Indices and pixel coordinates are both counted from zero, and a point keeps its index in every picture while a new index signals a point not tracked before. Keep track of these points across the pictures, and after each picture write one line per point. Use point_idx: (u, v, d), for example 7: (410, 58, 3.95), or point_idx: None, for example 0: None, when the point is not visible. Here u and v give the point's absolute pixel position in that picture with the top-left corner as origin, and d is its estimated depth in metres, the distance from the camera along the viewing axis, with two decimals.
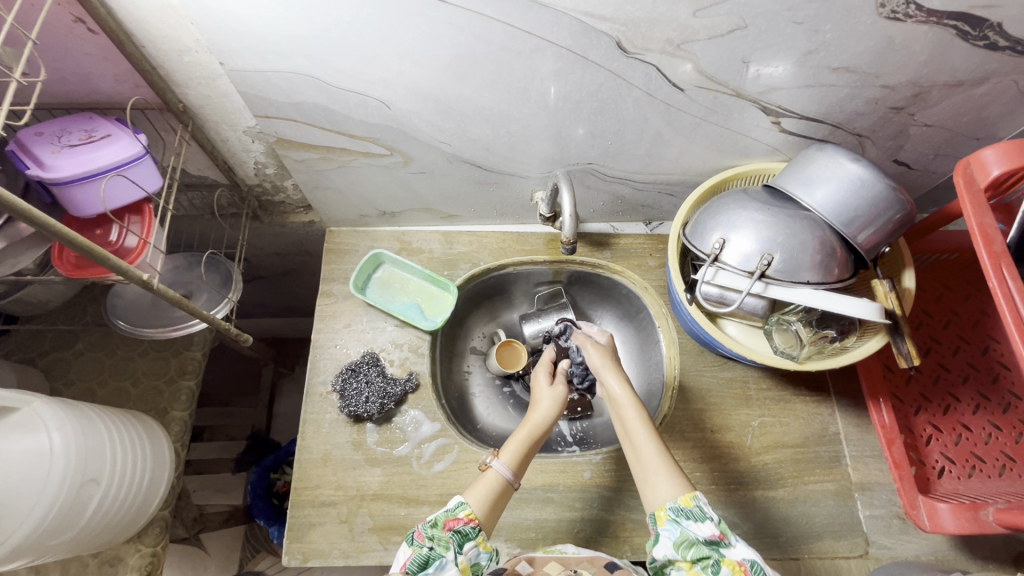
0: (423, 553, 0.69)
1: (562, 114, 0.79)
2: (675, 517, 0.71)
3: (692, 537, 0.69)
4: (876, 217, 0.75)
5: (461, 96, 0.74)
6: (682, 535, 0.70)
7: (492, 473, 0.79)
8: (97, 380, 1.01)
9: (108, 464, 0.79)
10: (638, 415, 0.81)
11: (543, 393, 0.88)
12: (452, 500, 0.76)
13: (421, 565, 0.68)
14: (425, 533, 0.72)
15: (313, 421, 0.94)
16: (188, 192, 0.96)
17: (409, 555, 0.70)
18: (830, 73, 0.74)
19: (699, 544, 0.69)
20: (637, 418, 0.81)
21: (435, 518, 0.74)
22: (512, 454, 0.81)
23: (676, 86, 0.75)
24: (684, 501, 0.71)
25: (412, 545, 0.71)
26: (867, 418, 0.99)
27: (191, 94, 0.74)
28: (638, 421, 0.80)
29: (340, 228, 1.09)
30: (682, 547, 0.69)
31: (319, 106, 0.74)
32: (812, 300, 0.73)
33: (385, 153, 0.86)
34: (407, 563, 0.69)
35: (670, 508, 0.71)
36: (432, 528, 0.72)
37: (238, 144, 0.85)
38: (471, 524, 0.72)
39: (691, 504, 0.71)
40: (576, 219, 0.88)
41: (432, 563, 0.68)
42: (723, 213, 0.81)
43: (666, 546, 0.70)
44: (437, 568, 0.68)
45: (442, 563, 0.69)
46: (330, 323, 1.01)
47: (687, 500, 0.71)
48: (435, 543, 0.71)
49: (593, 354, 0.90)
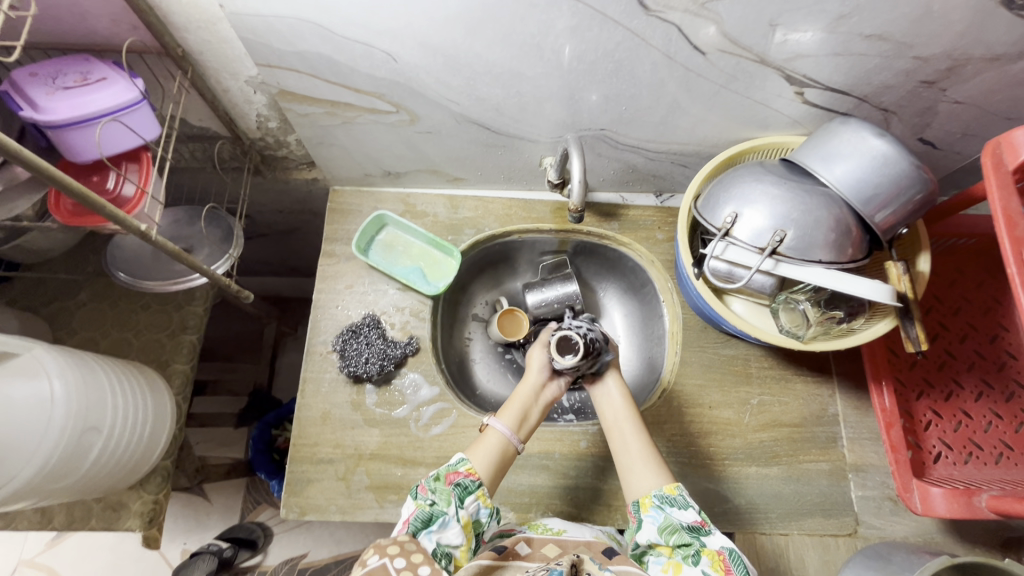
0: (427, 511, 0.69)
1: (576, 74, 0.76)
2: (658, 504, 0.73)
3: (676, 522, 0.70)
4: (896, 196, 0.72)
5: (472, 52, 0.71)
6: (665, 520, 0.71)
7: (492, 435, 0.80)
8: (100, 331, 1.01)
9: (110, 413, 0.80)
10: (625, 405, 0.84)
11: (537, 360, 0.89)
12: (453, 456, 0.77)
13: (425, 523, 0.69)
14: (428, 487, 0.73)
15: (313, 379, 0.94)
16: (190, 144, 0.92)
17: (413, 512, 0.70)
18: (861, 41, 0.70)
19: (682, 530, 0.70)
20: (623, 406, 0.84)
21: (437, 472, 0.74)
22: (512, 415, 0.82)
23: (697, 49, 0.71)
24: (668, 489, 0.74)
25: (416, 500, 0.71)
26: (867, 401, 0.98)
27: (190, 38, 0.70)
28: (623, 410, 0.84)
29: (344, 188, 1.07)
30: (665, 531, 0.70)
31: (323, 56, 0.71)
32: (823, 279, 0.71)
33: (391, 110, 0.83)
34: (411, 518, 0.69)
35: (654, 495, 0.74)
36: (436, 482, 0.73)
37: (240, 95, 0.82)
38: (471, 478, 0.73)
39: (674, 492, 0.73)
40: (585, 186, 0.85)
41: (435, 521, 0.69)
42: (738, 186, 0.78)
43: (649, 531, 0.71)
44: (441, 526, 0.69)
45: (445, 521, 0.69)
46: (332, 284, 1.00)
47: (671, 489, 0.74)
48: (438, 497, 0.71)
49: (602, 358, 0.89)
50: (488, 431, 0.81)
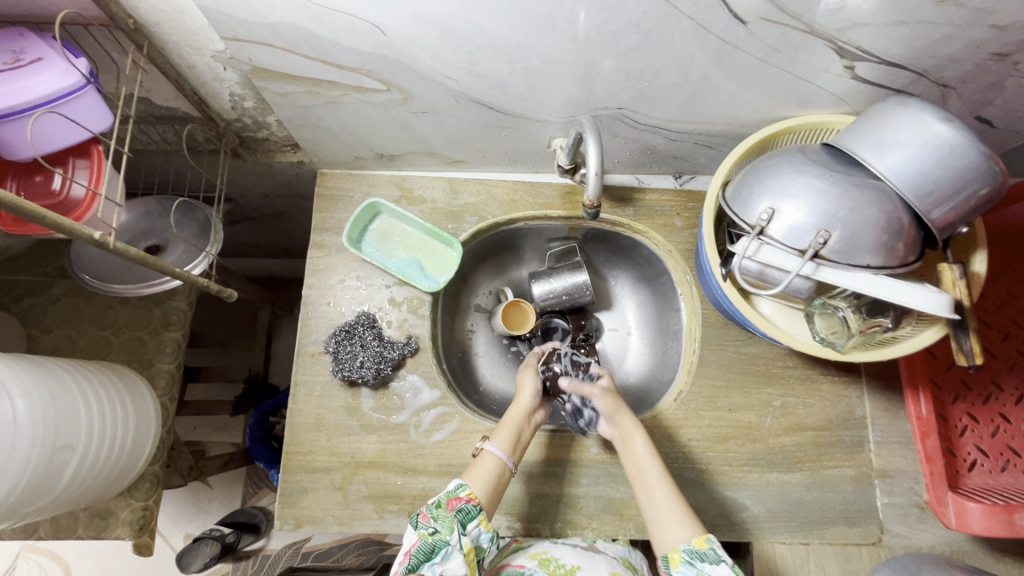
0: (429, 542, 0.69)
1: (593, 47, 0.65)
2: (688, 559, 0.70)
3: None
4: (958, 191, 0.63)
5: (472, 22, 0.60)
6: None
7: (485, 458, 0.77)
8: (76, 329, 0.95)
9: (83, 428, 0.74)
10: (647, 448, 0.80)
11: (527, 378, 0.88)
12: (449, 484, 0.75)
13: (427, 555, 0.68)
14: (429, 514, 0.72)
15: (305, 383, 0.88)
16: (157, 126, 0.83)
17: (415, 543, 0.70)
18: (932, 7, 0.59)
19: None
20: (645, 451, 0.80)
21: (436, 499, 0.73)
22: (506, 437, 0.80)
23: (737, 18, 0.60)
24: (696, 543, 0.71)
25: (417, 529, 0.71)
26: (898, 402, 0.92)
27: (142, 7, 0.59)
28: (647, 456, 0.80)
29: (333, 171, 0.97)
30: None
31: (298, 28, 0.61)
32: (871, 287, 0.63)
33: (381, 89, 0.73)
34: (413, 550, 0.69)
35: (684, 549, 0.71)
36: (437, 509, 0.72)
37: (207, 72, 0.71)
38: (472, 502, 0.72)
39: (703, 547, 0.70)
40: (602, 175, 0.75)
41: (438, 552, 0.68)
42: (776, 176, 0.69)
43: None
44: (444, 556, 0.69)
45: (447, 552, 0.69)
46: (323, 278, 0.92)
47: (700, 541, 0.70)
48: (439, 525, 0.70)
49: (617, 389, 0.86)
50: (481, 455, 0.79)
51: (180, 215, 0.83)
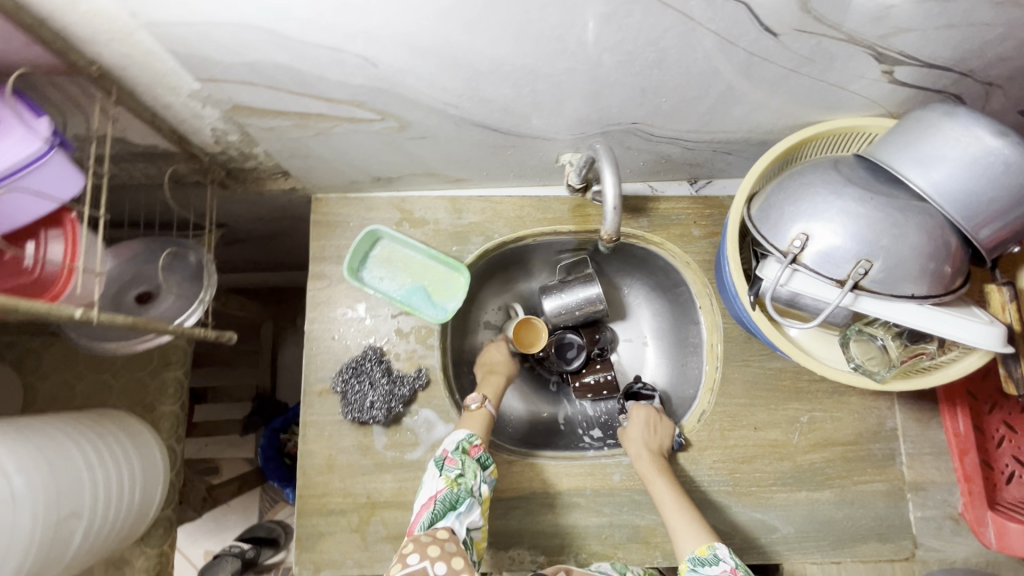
0: (456, 491, 0.74)
1: (607, 67, 0.59)
2: (692, 567, 0.70)
3: None
4: (1013, 210, 0.58)
5: (472, 50, 0.54)
6: None
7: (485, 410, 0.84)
8: (73, 373, 0.91)
9: (88, 491, 0.71)
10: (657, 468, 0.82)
11: (500, 356, 0.99)
12: (458, 435, 0.79)
13: (452, 505, 0.72)
14: (455, 459, 0.77)
15: (315, 423, 0.85)
16: (137, 163, 0.77)
17: (443, 489, 0.74)
18: (988, 9, 0.53)
19: None
20: (650, 465, 0.82)
21: (460, 445, 0.78)
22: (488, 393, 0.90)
23: (768, 30, 0.54)
24: (701, 551, 0.71)
25: (445, 475, 0.75)
26: (930, 412, 0.88)
27: (105, 52, 0.53)
28: (656, 472, 0.82)
29: (328, 195, 0.92)
30: None
31: (280, 66, 0.55)
32: (913, 320, 0.59)
33: (375, 118, 0.67)
34: (440, 496, 0.73)
35: (689, 559, 0.71)
36: (462, 454, 0.77)
37: (185, 111, 0.65)
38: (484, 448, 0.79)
39: (706, 553, 0.70)
40: (619, 211, 0.72)
41: (462, 503, 0.73)
42: (809, 198, 0.63)
43: None
44: (467, 508, 0.73)
45: (470, 503, 0.74)
46: (325, 311, 0.88)
47: (701, 549, 0.71)
48: (465, 469, 0.76)
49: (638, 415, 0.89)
50: (483, 408, 0.84)
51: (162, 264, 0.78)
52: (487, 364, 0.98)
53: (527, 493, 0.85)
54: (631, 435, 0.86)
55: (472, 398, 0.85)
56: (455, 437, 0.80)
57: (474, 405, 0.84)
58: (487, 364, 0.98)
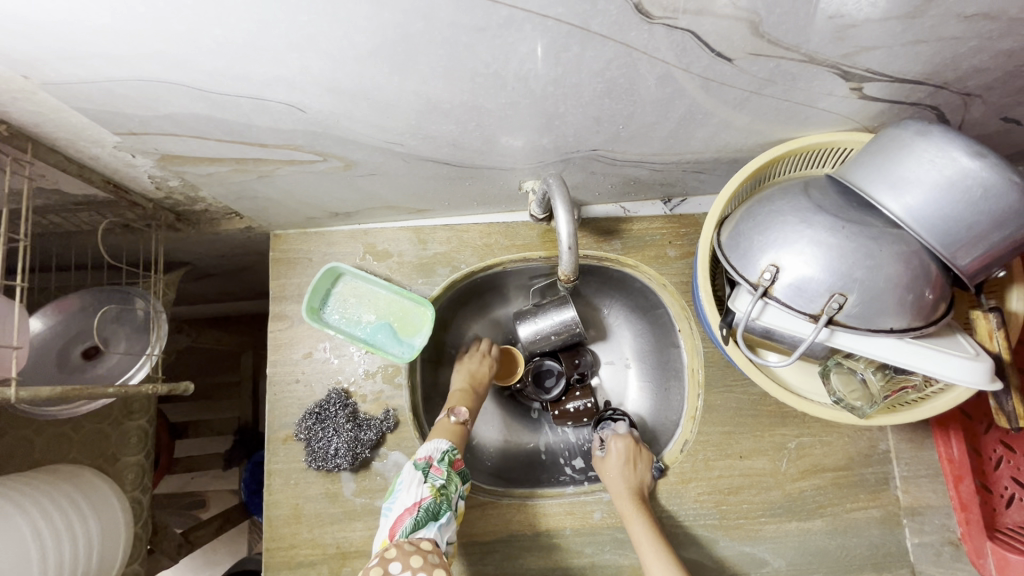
0: (439, 502, 0.71)
1: (554, 99, 0.55)
2: None
3: None
4: (995, 233, 0.54)
5: (405, 91, 0.51)
6: None
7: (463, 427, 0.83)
8: (31, 428, 0.87)
9: (37, 563, 0.67)
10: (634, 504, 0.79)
11: (485, 368, 0.93)
12: (442, 444, 0.77)
13: (433, 515, 0.70)
14: (440, 469, 0.74)
15: (280, 472, 0.82)
16: (77, 213, 0.73)
17: (427, 497, 0.70)
18: (957, 23, 0.49)
19: None
20: (627, 499, 0.79)
21: (447, 456, 0.75)
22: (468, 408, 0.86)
23: (721, 55, 0.50)
24: None
25: (429, 483, 0.72)
26: (924, 433, 0.84)
27: (12, 112, 0.50)
28: (632, 507, 0.78)
29: (287, 232, 0.88)
30: None
31: (201, 117, 0.51)
32: (892, 355, 0.56)
33: (317, 159, 0.63)
34: (423, 504, 0.70)
35: None
36: (447, 465, 0.75)
37: (115, 161, 0.61)
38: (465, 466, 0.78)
39: None
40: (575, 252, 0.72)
41: (443, 516, 0.71)
42: (778, 227, 0.59)
43: None
44: (445, 520, 0.71)
45: (449, 516, 0.72)
46: (287, 353, 0.85)
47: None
48: (448, 482, 0.73)
49: (616, 445, 0.85)
50: (462, 425, 0.83)
51: (107, 318, 0.74)
52: (469, 369, 0.93)
53: (504, 536, 0.81)
54: (608, 469, 0.82)
55: (457, 411, 0.84)
56: (437, 445, 0.77)
57: (455, 420, 0.83)
58: (469, 370, 0.93)
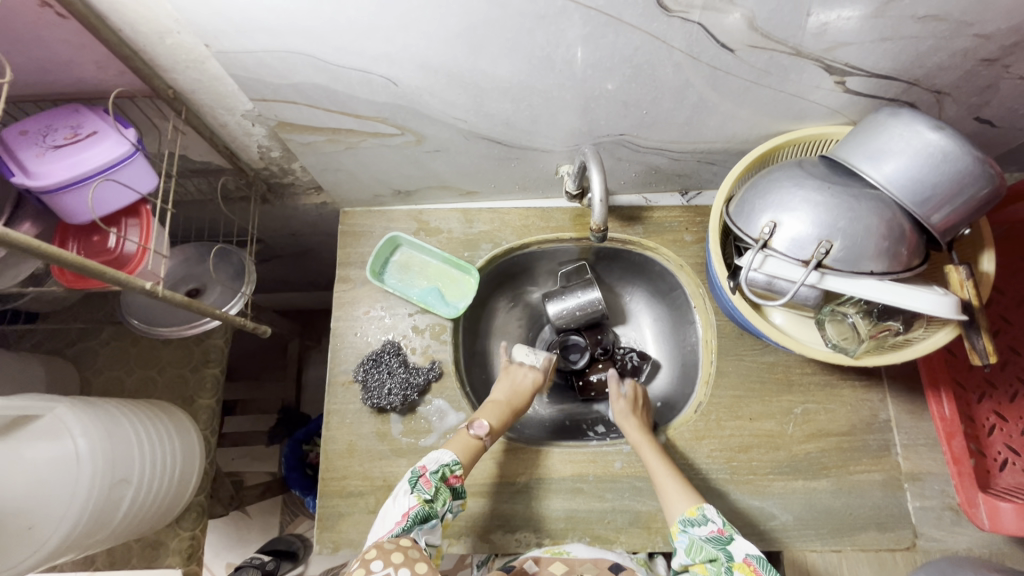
0: (428, 509, 0.73)
1: (593, 81, 0.69)
2: (683, 527, 0.76)
3: (699, 541, 0.75)
4: (957, 195, 0.65)
5: (477, 69, 0.65)
6: (690, 541, 0.75)
7: (477, 441, 0.83)
8: (124, 369, 1.01)
9: (137, 464, 0.79)
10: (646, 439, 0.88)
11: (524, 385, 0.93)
12: (443, 457, 0.79)
13: (421, 521, 0.72)
14: (431, 482, 0.76)
15: (338, 411, 0.93)
16: (193, 179, 0.89)
17: (414, 506, 0.73)
18: (913, 23, 0.62)
19: (707, 546, 0.74)
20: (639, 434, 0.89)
21: (441, 470, 0.77)
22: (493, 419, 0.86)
23: (724, 46, 0.64)
24: (690, 512, 0.78)
25: (417, 494, 0.74)
26: (921, 404, 0.92)
27: (180, 78, 0.66)
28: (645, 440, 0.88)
29: (355, 209, 1.03)
30: (692, 552, 0.74)
31: (319, 87, 0.67)
32: (875, 293, 0.66)
33: (396, 133, 0.78)
34: (411, 512, 0.72)
35: (680, 521, 0.77)
36: (439, 479, 0.77)
37: (238, 129, 0.77)
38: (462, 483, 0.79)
39: (694, 513, 0.77)
40: (607, 199, 0.79)
41: (430, 522, 0.73)
42: (775, 191, 0.71)
43: (679, 556, 0.75)
44: (431, 527, 0.74)
45: (435, 524, 0.74)
46: (349, 310, 0.97)
47: (691, 510, 0.78)
48: (437, 496, 0.75)
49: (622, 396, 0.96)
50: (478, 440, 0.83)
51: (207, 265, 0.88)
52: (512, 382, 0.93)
53: (533, 479, 0.90)
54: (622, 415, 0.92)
55: (476, 424, 0.84)
56: (439, 457, 0.79)
57: (472, 432, 0.84)
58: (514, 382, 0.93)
